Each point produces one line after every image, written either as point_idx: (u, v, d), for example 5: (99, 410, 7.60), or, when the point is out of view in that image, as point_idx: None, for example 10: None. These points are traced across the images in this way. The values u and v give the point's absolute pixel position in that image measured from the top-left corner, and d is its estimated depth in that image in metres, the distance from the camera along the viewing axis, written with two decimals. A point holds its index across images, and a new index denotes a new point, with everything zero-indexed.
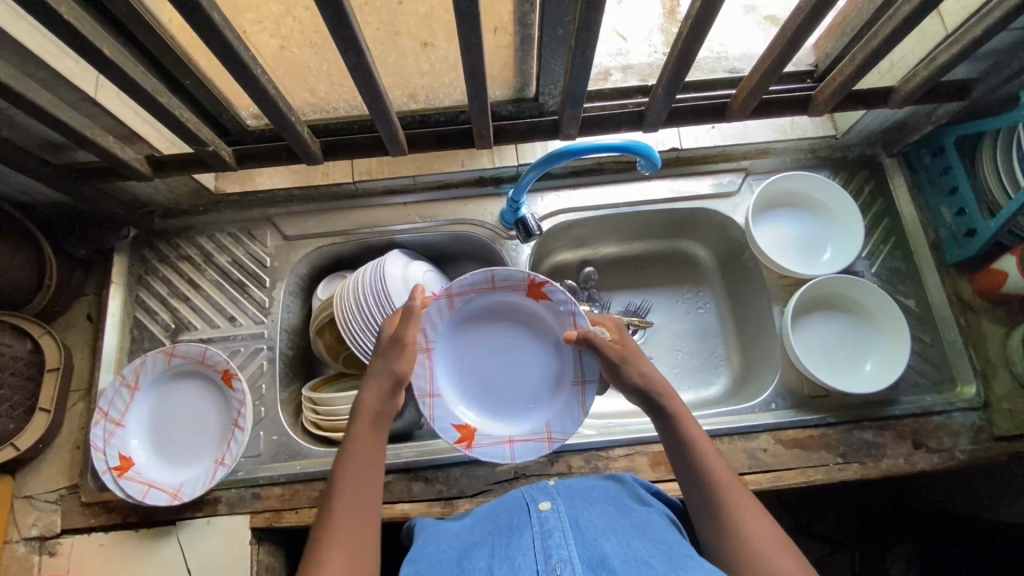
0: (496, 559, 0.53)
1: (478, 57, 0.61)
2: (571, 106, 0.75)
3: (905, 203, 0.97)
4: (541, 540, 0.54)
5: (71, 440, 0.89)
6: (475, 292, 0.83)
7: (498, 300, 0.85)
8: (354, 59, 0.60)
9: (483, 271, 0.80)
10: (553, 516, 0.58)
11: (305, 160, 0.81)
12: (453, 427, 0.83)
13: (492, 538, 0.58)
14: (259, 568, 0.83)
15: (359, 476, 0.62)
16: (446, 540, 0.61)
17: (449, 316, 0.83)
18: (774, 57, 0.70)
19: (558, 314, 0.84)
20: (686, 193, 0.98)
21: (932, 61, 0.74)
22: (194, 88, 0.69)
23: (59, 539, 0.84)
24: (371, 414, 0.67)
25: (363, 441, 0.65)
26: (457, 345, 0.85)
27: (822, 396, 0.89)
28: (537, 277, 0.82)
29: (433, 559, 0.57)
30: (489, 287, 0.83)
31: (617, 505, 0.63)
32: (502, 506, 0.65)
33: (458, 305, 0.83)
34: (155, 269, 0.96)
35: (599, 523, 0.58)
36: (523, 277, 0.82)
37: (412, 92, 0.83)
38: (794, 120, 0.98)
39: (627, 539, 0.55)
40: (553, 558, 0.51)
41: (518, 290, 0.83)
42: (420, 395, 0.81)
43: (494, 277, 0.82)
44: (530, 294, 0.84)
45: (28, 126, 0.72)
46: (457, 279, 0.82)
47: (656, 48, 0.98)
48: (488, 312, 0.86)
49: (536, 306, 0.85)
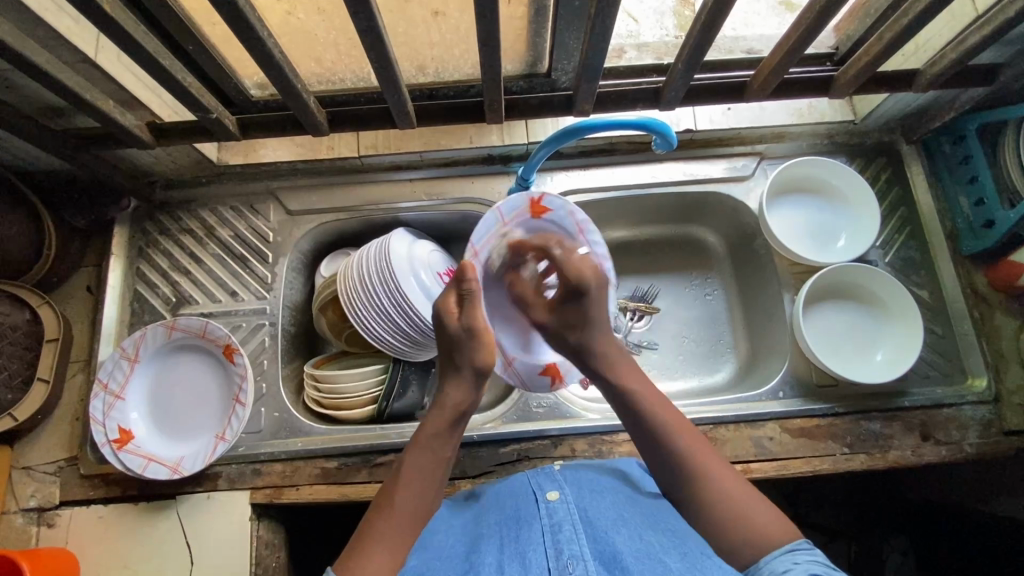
0: (506, 554, 0.53)
1: (494, 24, 0.59)
2: (586, 80, 0.73)
3: (922, 191, 0.95)
4: (551, 534, 0.54)
5: (71, 413, 0.88)
6: (490, 245, 0.76)
7: (513, 238, 0.78)
8: (364, 23, 0.58)
9: (486, 218, 0.72)
10: (562, 507, 0.57)
11: (310, 131, 0.79)
12: (539, 375, 0.83)
13: (499, 528, 0.58)
14: (259, 544, 0.83)
15: (427, 472, 0.61)
16: (452, 529, 0.61)
17: (482, 275, 0.78)
18: (799, 34, 0.67)
19: (563, 222, 0.78)
20: (698, 176, 0.96)
21: (961, 43, 0.72)
22: (197, 54, 0.66)
23: (58, 511, 0.83)
24: (457, 409, 0.64)
25: (440, 437, 0.63)
26: (498, 301, 0.81)
27: (831, 385, 0.88)
28: (535, 193, 0.75)
29: (441, 552, 0.58)
30: (503, 226, 0.75)
31: (624, 493, 0.63)
32: (507, 491, 0.65)
33: (484, 263, 0.76)
34: (156, 241, 0.95)
35: (610, 514, 0.57)
36: (523, 199, 0.75)
37: (421, 65, 0.81)
38: (811, 103, 0.95)
39: (638, 531, 0.55)
40: (564, 555, 0.52)
41: (524, 215, 0.77)
42: (502, 369, 0.82)
43: (501, 214, 0.74)
44: (534, 216, 0.77)
45: (26, 88, 0.70)
46: (471, 238, 0.73)
47: (668, 31, 0.94)
48: (508, 253, 0.79)
49: (544, 224, 0.79)
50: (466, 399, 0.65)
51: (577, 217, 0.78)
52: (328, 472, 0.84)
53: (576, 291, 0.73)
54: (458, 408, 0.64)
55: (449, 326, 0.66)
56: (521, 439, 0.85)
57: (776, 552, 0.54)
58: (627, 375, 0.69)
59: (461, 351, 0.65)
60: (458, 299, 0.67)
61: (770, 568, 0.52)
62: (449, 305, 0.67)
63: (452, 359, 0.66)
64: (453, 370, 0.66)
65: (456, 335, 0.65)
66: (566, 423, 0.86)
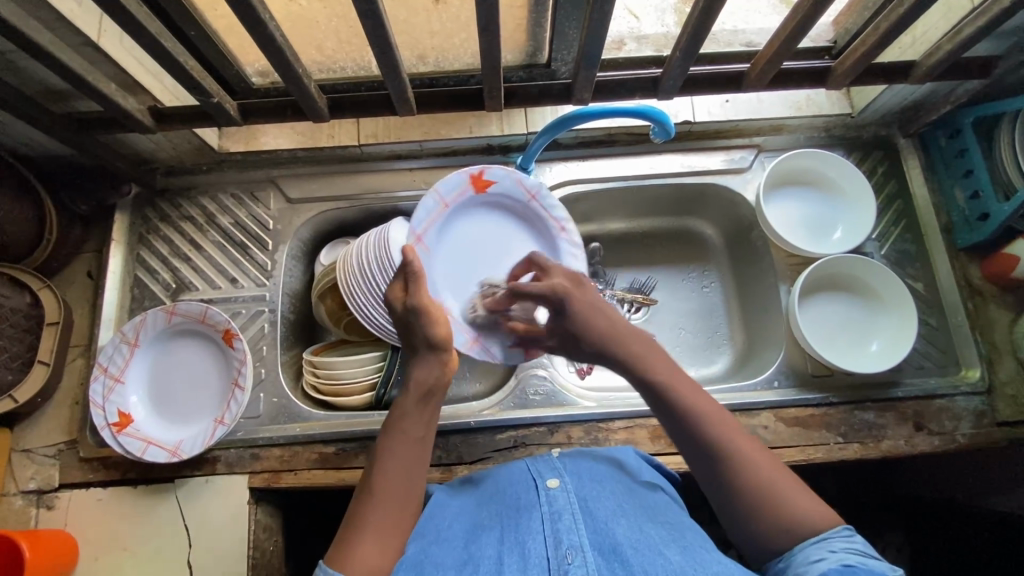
0: (505, 545, 0.54)
1: (494, 9, 0.60)
2: (585, 69, 0.73)
3: (918, 185, 0.96)
4: (550, 523, 0.55)
5: (71, 396, 0.88)
6: (434, 223, 0.81)
7: (457, 214, 0.84)
8: (365, 6, 0.58)
9: (426, 195, 0.79)
10: (561, 496, 0.58)
11: (311, 117, 0.80)
12: (514, 348, 0.82)
13: (500, 517, 0.58)
14: (256, 528, 0.83)
15: (406, 456, 0.59)
16: (450, 516, 0.61)
17: (431, 257, 0.81)
18: (795, 24, 0.68)
19: (508, 190, 0.85)
20: (697, 168, 0.96)
21: (956, 34, 0.72)
22: (198, 39, 0.67)
23: (57, 493, 0.84)
24: (423, 388, 0.62)
25: (413, 419, 0.61)
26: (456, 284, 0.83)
27: (826, 375, 0.89)
28: (474, 169, 0.82)
29: (440, 538, 0.57)
30: (444, 205, 0.81)
31: (623, 482, 0.63)
32: (507, 479, 0.65)
33: (432, 242, 0.81)
34: (156, 227, 0.95)
35: (609, 504, 0.58)
36: (462, 177, 0.81)
37: (422, 54, 0.81)
38: (809, 96, 0.95)
39: (638, 523, 0.55)
40: (564, 544, 0.52)
41: (464, 193, 0.83)
42: (467, 347, 0.79)
43: (440, 195, 0.80)
44: (478, 190, 0.83)
45: (29, 71, 0.70)
46: (412, 221, 0.79)
47: (668, 27, 0.94)
48: (457, 229, 0.84)
49: (488, 196, 0.85)
50: (433, 376, 0.63)
51: (523, 183, 0.85)
52: (326, 457, 0.85)
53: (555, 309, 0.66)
54: (424, 387, 0.62)
55: (398, 310, 0.66)
56: (518, 426, 0.86)
57: (811, 541, 0.51)
58: (660, 362, 0.61)
59: (414, 330, 0.65)
60: (403, 285, 0.67)
61: (806, 556, 0.50)
62: (397, 291, 0.67)
63: (409, 341, 0.65)
64: (411, 352, 0.65)
65: (404, 317, 0.65)
66: (563, 411, 0.87)
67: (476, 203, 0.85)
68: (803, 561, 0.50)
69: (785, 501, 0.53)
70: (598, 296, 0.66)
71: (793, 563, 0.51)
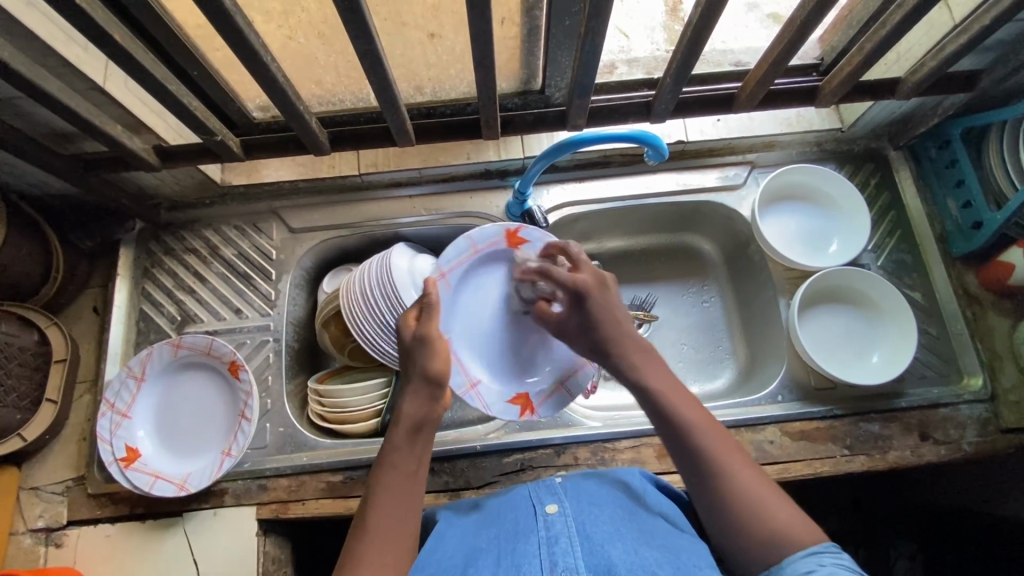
0: (501, 566, 0.54)
1: (488, 43, 0.62)
2: (578, 96, 0.75)
3: (911, 195, 0.97)
4: (547, 546, 0.55)
5: (78, 432, 0.89)
6: (460, 264, 0.83)
7: (489, 261, 0.86)
8: (364, 46, 0.60)
9: (461, 238, 0.82)
10: (559, 521, 0.59)
11: (312, 151, 0.82)
12: (506, 403, 0.85)
13: (497, 542, 0.59)
14: (266, 559, 0.83)
15: (399, 492, 0.59)
16: (451, 543, 0.62)
17: (453, 295, 0.84)
18: (781, 48, 0.70)
19: (540, 252, 0.87)
20: (692, 186, 0.98)
21: (940, 51, 0.74)
22: (201, 80, 0.69)
23: (65, 530, 0.84)
24: (413, 422, 0.63)
25: (404, 454, 0.61)
26: (471, 329, 0.85)
27: (829, 388, 0.89)
28: (513, 225, 0.84)
29: (439, 566, 0.58)
30: (476, 252, 0.84)
31: (626, 508, 0.63)
32: (509, 507, 0.66)
33: (454, 283, 0.83)
34: (160, 261, 0.96)
35: (607, 527, 0.58)
36: (500, 230, 0.84)
37: (419, 84, 0.83)
38: (799, 113, 0.98)
39: (634, 545, 0.55)
40: (558, 566, 0.52)
41: (499, 244, 0.85)
42: (464, 391, 0.82)
43: (473, 241, 0.83)
44: (511, 245, 0.86)
45: (36, 115, 0.72)
46: (441, 257, 0.82)
47: (659, 46, 0.96)
48: (483, 277, 0.86)
49: (519, 253, 0.87)
50: (422, 411, 0.64)
51: None
52: (333, 486, 0.85)
53: (579, 299, 0.71)
54: (415, 420, 0.63)
55: (405, 337, 0.68)
56: (525, 449, 0.86)
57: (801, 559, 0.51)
58: (650, 364, 0.65)
59: (415, 359, 0.66)
60: (417, 313, 0.70)
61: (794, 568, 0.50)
62: (409, 318, 0.70)
63: (407, 370, 0.67)
64: (406, 383, 0.66)
65: (411, 344, 0.67)
66: (569, 432, 0.87)
67: (507, 255, 0.87)
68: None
69: (770, 510, 0.54)
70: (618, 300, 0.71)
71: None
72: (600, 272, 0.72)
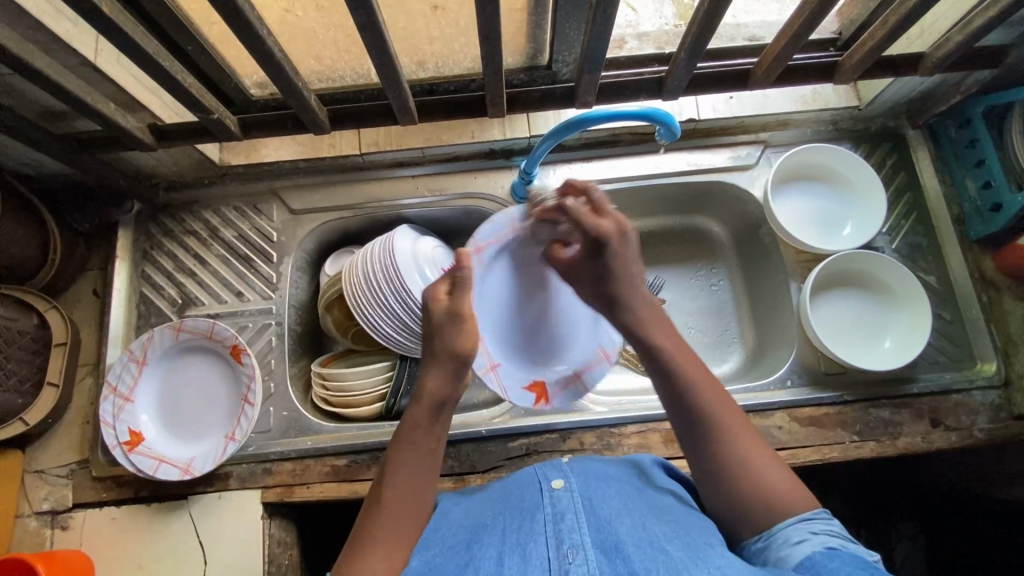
0: (507, 545, 0.53)
1: (494, 15, 0.59)
2: (588, 71, 0.72)
3: (928, 176, 0.95)
4: (553, 524, 0.55)
5: (82, 415, 0.88)
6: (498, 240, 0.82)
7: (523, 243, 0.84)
8: (364, 18, 0.58)
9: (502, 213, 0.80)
10: (565, 496, 0.58)
11: (312, 130, 0.79)
12: (523, 390, 0.84)
13: (503, 518, 0.58)
14: (272, 542, 0.84)
15: (415, 467, 0.62)
16: (454, 518, 0.61)
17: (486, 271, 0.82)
18: (801, 21, 0.66)
19: None
20: (702, 165, 0.95)
21: (968, 24, 0.71)
22: (196, 55, 0.66)
23: (71, 513, 0.84)
24: (435, 401, 0.64)
25: (423, 431, 0.63)
26: (497, 309, 0.85)
27: (839, 372, 0.88)
28: None
29: (443, 545, 0.56)
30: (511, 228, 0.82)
31: (632, 484, 0.62)
32: (512, 483, 0.65)
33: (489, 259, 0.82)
34: (160, 243, 0.95)
35: (614, 504, 0.57)
36: None
37: (421, 60, 0.80)
38: (815, 89, 0.94)
39: (641, 521, 0.55)
40: (565, 544, 0.52)
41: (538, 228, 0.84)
42: (483, 372, 0.81)
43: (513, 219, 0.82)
44: None
45: (26, 93, 0.70)
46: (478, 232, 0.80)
47: (667, 20, 0.92)
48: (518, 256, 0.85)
49: None
50: (445, 390, 0.66)
51: None
52: (337, 470, 0.85)
53: (598, 247, 0.70)
54: (436, 399, 0.65)
55: (436, 312, 0.68)
56: (530, 434, 0.86)
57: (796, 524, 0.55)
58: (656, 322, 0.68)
59: (442, 336, 0.67)
60: (449, 286, 0.70)
61: (787, 534, 0.54)
62: (440, 292, 0.70)
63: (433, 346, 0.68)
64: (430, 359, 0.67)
65: (440, 320, 0.68)
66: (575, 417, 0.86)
67: None
68: (782, 543, 0.54)
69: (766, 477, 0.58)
70: (635, 251, 0.72)
71: (773, 543, 0.54)
72: (622, 224, 0.71)
